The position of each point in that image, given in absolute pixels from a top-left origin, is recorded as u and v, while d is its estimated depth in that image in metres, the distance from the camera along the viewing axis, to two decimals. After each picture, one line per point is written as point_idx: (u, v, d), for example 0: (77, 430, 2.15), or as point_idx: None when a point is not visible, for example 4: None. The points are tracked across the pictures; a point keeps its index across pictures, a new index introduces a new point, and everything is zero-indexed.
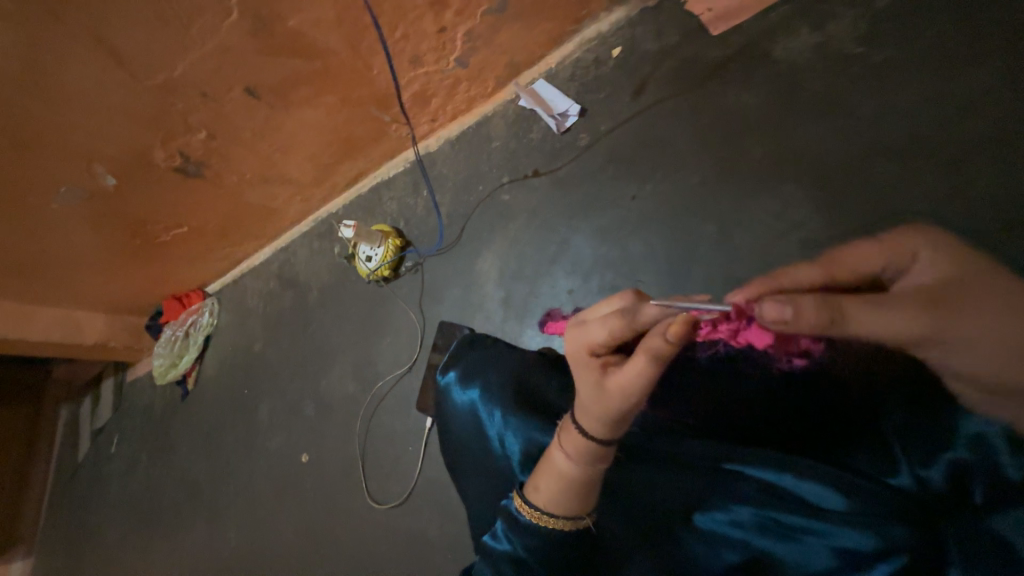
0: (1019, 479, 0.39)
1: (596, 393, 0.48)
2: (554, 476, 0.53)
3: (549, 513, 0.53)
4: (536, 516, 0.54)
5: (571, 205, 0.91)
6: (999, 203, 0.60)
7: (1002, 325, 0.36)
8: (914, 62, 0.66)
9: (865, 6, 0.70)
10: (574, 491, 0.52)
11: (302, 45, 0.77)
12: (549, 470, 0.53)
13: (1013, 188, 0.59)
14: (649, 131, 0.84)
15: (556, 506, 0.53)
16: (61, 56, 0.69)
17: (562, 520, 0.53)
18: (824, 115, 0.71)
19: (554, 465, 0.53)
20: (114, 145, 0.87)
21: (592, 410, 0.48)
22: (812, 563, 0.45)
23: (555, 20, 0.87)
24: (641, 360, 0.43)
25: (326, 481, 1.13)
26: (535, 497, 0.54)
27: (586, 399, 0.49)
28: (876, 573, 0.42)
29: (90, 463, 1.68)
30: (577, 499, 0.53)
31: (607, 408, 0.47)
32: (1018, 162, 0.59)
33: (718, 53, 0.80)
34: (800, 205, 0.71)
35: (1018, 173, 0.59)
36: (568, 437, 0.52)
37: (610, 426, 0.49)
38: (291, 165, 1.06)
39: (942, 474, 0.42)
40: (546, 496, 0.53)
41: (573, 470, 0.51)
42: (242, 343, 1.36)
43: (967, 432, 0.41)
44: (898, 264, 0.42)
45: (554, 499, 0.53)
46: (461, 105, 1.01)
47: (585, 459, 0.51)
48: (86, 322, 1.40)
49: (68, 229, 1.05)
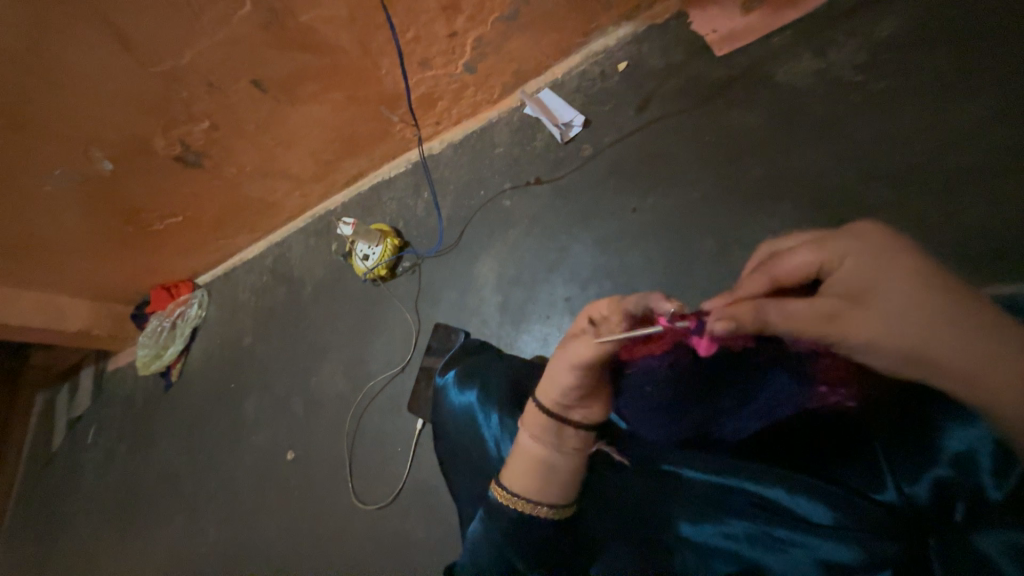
0: (1000, 500, 0.39)
1: (557, 350, 0.57)
2: (516, 450, 0.59)
3: (512, 491, 0.56)
4: (497, 486, 0.58)
5: (571, 213, 0.92)
6: (986, 233, 0.62)
7: (891, 327, 0.39)
8: (909, 93, 0.69)
9: (864, 37, 0.73)
10: (526, 467, 0.56)
11: (313, 40, 0.78)
12: (515, 447, 0.59)
13: (1001, 217, 0.62)
14: (652, 146, 0.86)
15: (519, 484, 0.56)
16: (67, 37, 0.69)
17: (510, 495, 0.56)
18: (822, 139, 0.73)
19: (519, 441, 0.59)
20: (114, 130, 0.86)
21: (546, 374, 0.58)
22: None
23: (565, 32, 0.88)
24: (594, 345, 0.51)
25: (311, 480, 1.11)
26: (502, 473, 0.59)
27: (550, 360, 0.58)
28: None
29: (66, 451, 1.63)
30: (534, 480, 0.56)
31: (551, 370, 0.57)
32: (1008, 193, 0.62)
33: (722, 73, 0.82)
34: (795, 225, 0.73)
35: (1007, 202, 0.62)
36: (530, 416, 0.58)
37: (550, 396, 0.57)
38: (292, 160, 1.06)
39: (928, 486, 0.43)
40: (511, 474, 0.57)
41: (530, 445, 0.57)
42: (232, 336, 1.34)
43: (954, 449, 0.41)
44: (830, 265, 0.43)
45: (518, 479, 0.57)
46: (467, 109, 1.02)
47: (538, 435, 0.57)
48: (70, 308, 1.37)
49: (58, 213, 1.03)
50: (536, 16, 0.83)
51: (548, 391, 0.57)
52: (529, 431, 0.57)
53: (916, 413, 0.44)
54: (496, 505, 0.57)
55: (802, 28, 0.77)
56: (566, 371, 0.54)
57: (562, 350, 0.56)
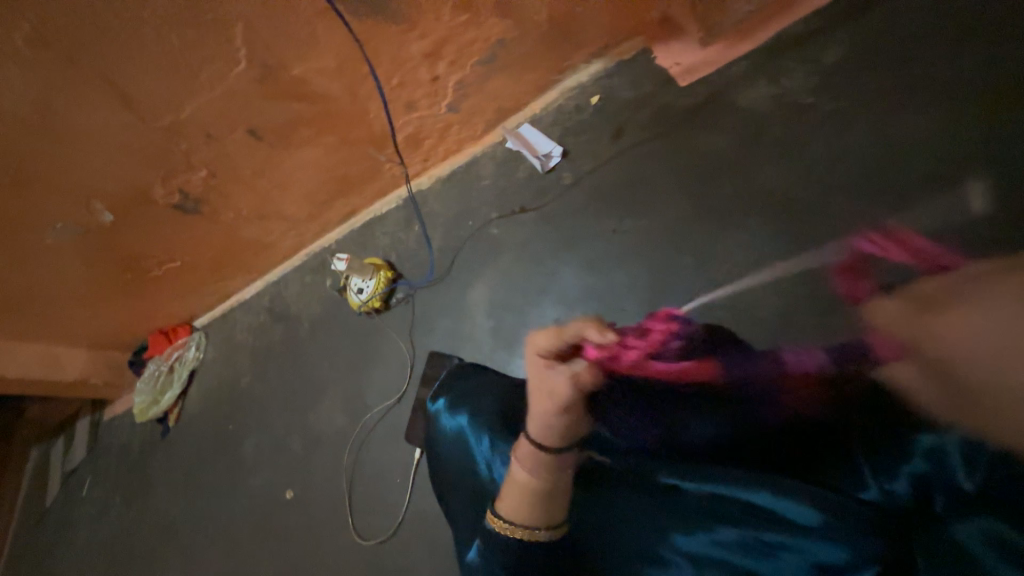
0: (941, 513, 0.47)
1: (535, 399, 0.55)
2: (515, 487, 0.57)
3: (512, 522, 0.56)
4: (498, 522, 0.57)
5: (557, 239, 0.96)
6: (937, 235, 0.67)
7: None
8: (859, 109, 0.75)
9: (813, 63, 0.79)
10: (530, 499, 0.56)
11: (305, 91, 0.83)
12: (509, 482, 0.57)
13: (955, 216, 0.67)
14: (628, 171, 0.91)
15: (516, 514, 0.56)
16: (73, 99, 0.74)
17: (519, 527, 0.55)
18: (783, 158, 0.78)
19: (513, 476, 0.57)
20: (114, 182, 0.91)
21: (540, 422, 0.55)
22: None
23: (540, 71, 0.94)
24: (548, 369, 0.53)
25: (310, 519, 1.10)
26: (500, 508, 0.57)
27: (536, 412, 0.55)
28: None
29: (59, 506, 1.60)
30: (538, 508, 0.56)
31: (540, 419, 0.55)
32: (956, 196, 0.67)
33: (687, 102, 0.87)
34: (766, 238, 0.77)
35: (957, 204, 0.67)
36: (524, 451, 0.56)
37: (556, 434, 0.55)
38: (287, 202, 1.10)
39: (942, 500, 0.47)
40: (506, 504, 0.57)
41: (531, 480, 0.56)
42: (230, 377, 1.35)
43: (958, 536, 0.44)
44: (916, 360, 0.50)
45: (514, 510, 0.56)
46: (452, 146, 1.07)
47: (540, 468, 0.56)
48: (67, 358, 1.37)
49: (60, 264, 1.06)
50: (513, 58, 0.89)
51: (532, 427, 0.56)
52: (517, 463, 0.57)
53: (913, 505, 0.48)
54: (493, 534, 0.57)
55: (757, 58, 0.83)
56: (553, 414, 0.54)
57: (538, 394, 0.54)
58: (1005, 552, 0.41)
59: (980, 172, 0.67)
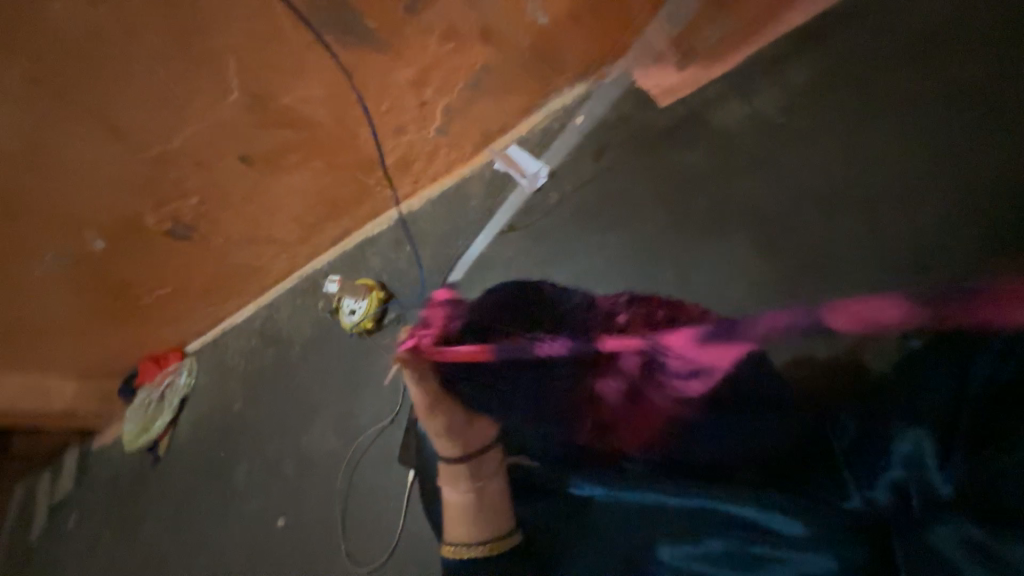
0: (922, 515, 0.49)
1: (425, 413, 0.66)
2: (449, 509, 0.64)
3: (455, 543, 0.62)
4: (448, 549, 0.62)
5: (544, 255, 0.97)
6: (898, 245, 0.70)
7: None
8: (829, 124, 0.78)
9: (783, 82, 0.82)
10: (464, 515, 0.63)
11: (295, 118, 0.86)
12: (446, 507, 0.65)
13: (912, 225, 0.70)
14: (612, 189, 0.93)
15: (455, 533, 0.62)
16: (65, 133, 0.75)
17: (462, 545, 0.61)
18: (761, 174, 0.81)
19: (447, 499, 0.65)
20: (106, 212, 0.92)
21: (444, 439, 0.66)
22: None
23: (524, 94, 0.97)
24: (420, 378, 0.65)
25: (303, 546, 1.08)
26: (447, 534, 0.63)
27: (435, 429, 0.66)
28: None
29: (45, 542, 1.56)
30: (469, 523, 0.62)
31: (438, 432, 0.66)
32: (914, 206, 0.70)
33: (666, 121, 0.91)
34: (746, 250, 0.79)
35: (914, 213, 0.70)
36: (447, 473, 0.66)
37: (459, 444, 0.66)
38: (278, 226, 1.11)
39: (919, 503, 0.49)
40: (448, 528, 0.64)
41: (457, 497, 0.64)
42: (222, 402, 1.34)
43: (940, 546, 0.46)
44: None
45: (453, 528, 0.63)
46: (441, 168, 1.09)
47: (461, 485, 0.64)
48: (56, 387, 1.36)
49: (50, 293, 1.05)
50: (497, 83, 0.92)
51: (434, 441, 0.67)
52: (445, 484, 0.66)
53: (894, 511, 0.50)
54: (454, 562, 0.61)
55: (730, 78, 0.87)
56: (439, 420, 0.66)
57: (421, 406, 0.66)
58: (978, 553, 0.44)
59: (957, 180, 0.68)
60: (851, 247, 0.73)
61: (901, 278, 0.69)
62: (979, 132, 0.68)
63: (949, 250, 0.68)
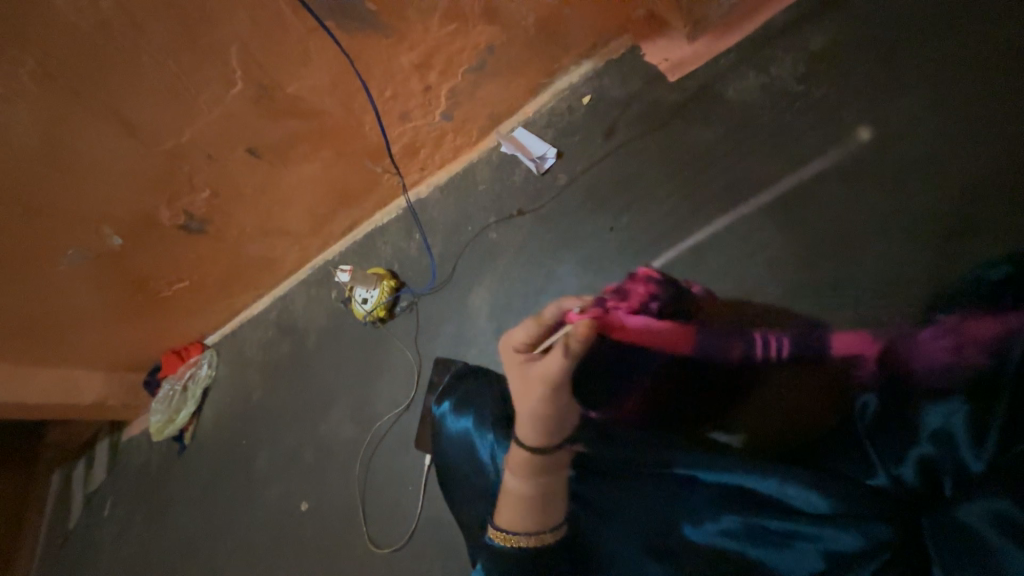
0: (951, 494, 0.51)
1: (523, 391, 0.57)
2: (511, 500, 0.60)
3: (512, 532, 0.59)
4: (502, 536, 0.59)
5: (554, 238, 0.96)
6: (923, 218, 0.68)
7: None
8: (849, 93, 0.75)
9: (800, 50, 0.79)
10: (531, 508, 0.59)
11: (301, 108, 0.85)
12: (506, 497, 0.60)
13: (938, 196, 0.68)
14: (622, 168, 0.91)
15: (515, 524, 0.59)
16: (78, 130, 0.76)
17: (523, 536, 0.58)
18: (777, 148, 0.78)
19: (509, 490, 0.60)
20: (122, 208, 0.93)
21: (532, 424, 0.58)
22: (802, 564, 0.51)
23: (530, 75, 0.95)
24: (558, 355, 0.55)
25: (326, 530, 1.11)
26: (502, 521, 0.60)
27: (530, 414, 0.58)
28: (862, 571, 0.49)
29: (82, 527, 1.63)
30: (532, 515, 0.59)
31: (534, 417, 0.57)
32: (942, 178, 0.68)
33: (677, 97, 0.88)
34: (762, 226, 0.77)
35: (942, 184, 0.68)
36: (516, 462, 0.60)
37: (545, 433, 0.58)
38: (289, 217, 1.12)
39: (951, 481, 0.51)
40: (502, 516, 0.60)
41: (524, 489, 0.59)
42: (242, 393, 1.37)
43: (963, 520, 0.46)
44: None
45: (512, 520, 0.59)
46: (448, 154, 1.08)
47: (531, 477, 0.59)
48: (84, 381, 1.41)
49: (73, 289, 1.08)
50: (502, 64, 0.90)
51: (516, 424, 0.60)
52: (509, 470, 0.61)
53: (924, 491, 0.52)
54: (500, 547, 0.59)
55: (745, 47, 0.84)
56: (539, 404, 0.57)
57: (523, 384, 0.57)
58: (1005, 526, 0.43)
59: (981, 150, 0.67)
60: (874, 221, 0.71)
61: (920, 251, 0.68)
62: (1013, 105, 0.66)
63: (969, 221, 0.66)
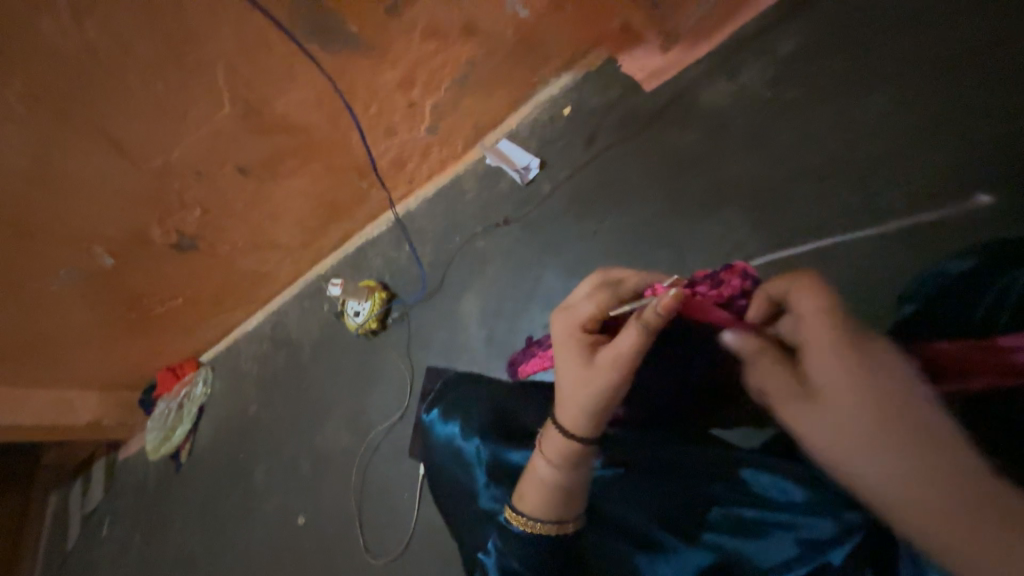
0: None
1: (582, 369, 0.56)
2: (539, 485, 0.57)
3: (533, 518, 0.56)
4: (524, 523, 0.57)
5: (541, 244, 0.98)
6: (894, 212, 0.70)
7: None
8: (819, 96, 0.77)
9: (771, 57, 0.82)
10: (559, 496, 0.56)
11: (288, 124, 0.87)
12: (533, 480, 0.58)
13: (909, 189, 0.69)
14: (605, 175, 0.93)
15: (538, 510, 0.57)
16: (68, 151, 0.77)
17: (547, 524, 0.56)
18: (753, 151, 0.81)
19: (538, 473, 0.58)
20: (114, 227, 0.94)
21: (580, 406, 0.56)
22: (780, 553, 0.52)
23: (512, 86, 0.97)
24: (633, 331, 0.53)
25: (324, 541, 1.11)
26: (523, 505, 0.58)
27: (585, 396, 0.56)
28: (835, 557, 0.50)
29: (81, 548, 1.62)
30: (558, 504, 0.56)
31: (587, 399, 0.56)
32: (913, 170, 0.69)
33: (655, 104, 0.90)
34: (739, 227, 0.79)
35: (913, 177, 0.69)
36: (552, 445, 0.57)
37: (592, 420, 0.56)
38: (280, 231, 1.13)
39: None
40: (523, 498, 0.58)
41: (556, 476, 0.56)
42: (238, 407, 1.37)
43: None
44: None
45: (537, 506, 0.57)
46: (435, 165, 1.10)
47: (566, 464, 0.56)
48: (80, 401, 1.41)
49: (67, 309, 1.09)
50: (484, 77, 0.92)
51: (561, 404, 0.58)
52: (540, 454, 0.58)
53: None
54: (514, 530, 0.57)
55: (719, 55, 0.86)
56: (601, 381, 0.55)
57: (582, 365, 0.57)
58: None
59: (958, 136, 0.68)
60: (848, 219, 0.72)
61: (897, 244, 0.69)
62: (988, 96, 0.66)
63: (943, 213, 0.67)
